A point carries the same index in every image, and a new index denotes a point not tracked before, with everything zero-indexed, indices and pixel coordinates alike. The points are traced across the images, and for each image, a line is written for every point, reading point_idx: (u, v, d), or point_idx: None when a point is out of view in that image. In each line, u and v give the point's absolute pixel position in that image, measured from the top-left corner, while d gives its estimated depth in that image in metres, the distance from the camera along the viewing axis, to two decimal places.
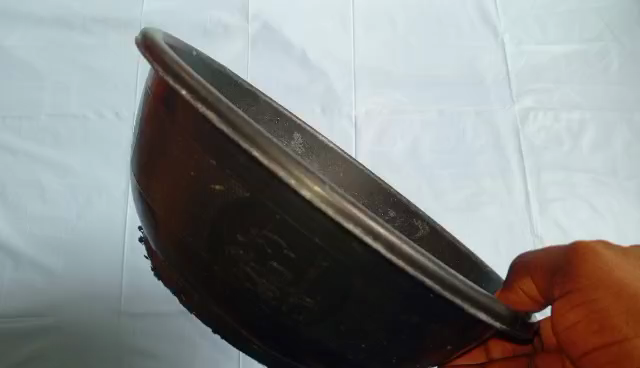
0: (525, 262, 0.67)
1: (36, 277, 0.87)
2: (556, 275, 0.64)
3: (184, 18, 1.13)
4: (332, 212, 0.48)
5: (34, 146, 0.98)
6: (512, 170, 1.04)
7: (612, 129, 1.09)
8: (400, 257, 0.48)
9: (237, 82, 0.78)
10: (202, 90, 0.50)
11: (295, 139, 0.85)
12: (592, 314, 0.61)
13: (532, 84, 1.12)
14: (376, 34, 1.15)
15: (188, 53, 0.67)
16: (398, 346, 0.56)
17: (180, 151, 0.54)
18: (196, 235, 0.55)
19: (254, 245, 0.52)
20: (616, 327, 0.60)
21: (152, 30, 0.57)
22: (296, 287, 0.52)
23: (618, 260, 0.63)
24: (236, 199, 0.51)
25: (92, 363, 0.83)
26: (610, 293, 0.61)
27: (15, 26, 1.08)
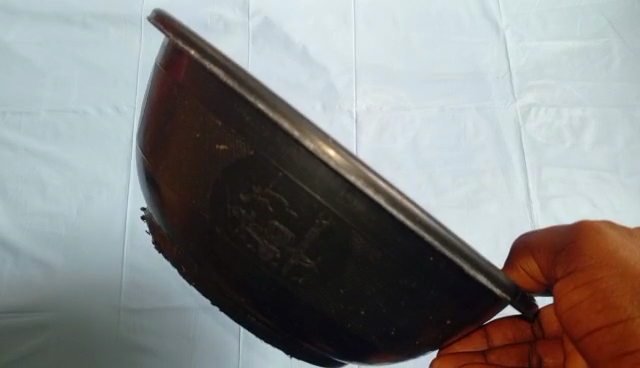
0: (527, 242, 0.68)
1: (36, 273, 0.87)
2: (559, 253, 0.64)
3: (184, 14, 1.13)
4: (336, 164, 0.47)
5: (33, 142, 0.98)
6: (513, 167, 1.03)
7: (614, 125, 1.09)
8: (403, 212, 0.48)
9: None
10: (207, 47, 0.50)
11: None
12: (597, 294, 0.61)
13: (533, 80, 1.12)
14: (376, 30, 1.15)
15: None
16: (400, 317, 0.55)
17: (185, 111, 0.54)
18: (198, 197, 0.55)
19: (256, 203, 0.51)
20: (620, 306, 0.59)
21: None
22: (297, 248, 0.52)
23: (624, 240, 0.63)
24: (238, 157, 0.51)
25: (91, 360, 0.83)
26: (615, 272, 0.61)
27: (14, 23, 1.08)
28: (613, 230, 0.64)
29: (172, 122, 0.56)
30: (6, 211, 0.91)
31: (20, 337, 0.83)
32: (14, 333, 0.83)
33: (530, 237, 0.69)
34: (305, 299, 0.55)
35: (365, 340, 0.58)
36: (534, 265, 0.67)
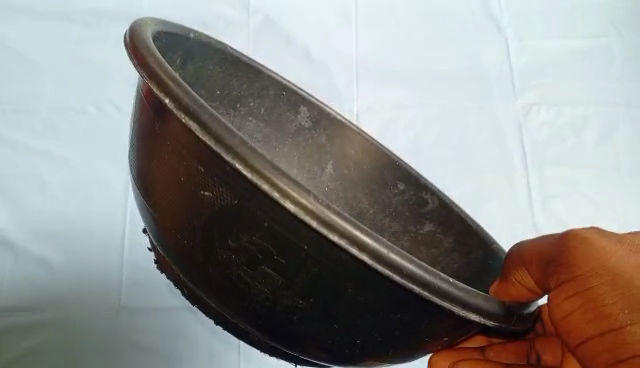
0: (520, 252, 0.63)
1: (36, 272, 0.87)
2: (548, 265, 0.61)
3: (186, 11, 1.12)
4: (317, 224, 0.47)
5: (33, 140, 0.97)
6: (515, 166, 1.03)
7: (616, 125, 1.08)
8: (388, 266, 0.48)
9: (239, 59, 0.78)
10: (185, 98, 0.50)
11: (301, 112, 0.85)
12: (587, 303, 0.58)
13: (536, 79, 1.12)
14: (378, 29, 1.14)
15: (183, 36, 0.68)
16: (392, 340, 0.57)
17: (170, 156, 0.55)
18: (189, 238, 0.56)
19: (245, 250, 0.53)
20: (611, 315, 0.57)
21: (138, 32, 0.57)
22: (287, 290, 0.53)
23: (614, 248, 0.59)
24: (225, 205, 0.52)
25: (89, 357, 0.82)
26: (606, 280, 0.58)
27: (14, 20, 1.07)
28: (606, 239, 0.60)
29: (159, 163, 0.57)
30: (5, 209, 0.90)
31: (20, 338, 0.83)
32: (15, 333, 0.83)
33: (523, 246, 0.64)
34: (300, 333, 0.57)
35: (362, 358, 0.60)
36: (529, 278, 0.62)
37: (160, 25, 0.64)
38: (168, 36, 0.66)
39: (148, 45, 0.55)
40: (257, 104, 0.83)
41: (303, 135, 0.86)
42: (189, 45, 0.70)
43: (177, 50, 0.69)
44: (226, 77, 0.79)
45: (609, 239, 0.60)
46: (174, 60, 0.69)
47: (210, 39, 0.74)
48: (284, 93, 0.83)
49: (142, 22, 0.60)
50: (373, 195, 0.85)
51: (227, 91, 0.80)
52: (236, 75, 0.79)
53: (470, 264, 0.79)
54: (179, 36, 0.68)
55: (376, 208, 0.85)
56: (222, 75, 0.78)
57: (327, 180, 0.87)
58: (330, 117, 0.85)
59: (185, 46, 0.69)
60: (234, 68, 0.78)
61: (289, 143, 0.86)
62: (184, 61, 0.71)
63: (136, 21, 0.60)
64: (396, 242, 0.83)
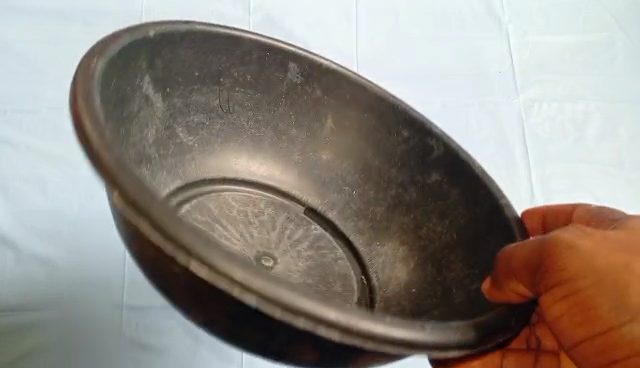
0: (512, 255, 0.53)
1: (37, 271, 0.87)
2: (535, 274, 0.51)
3: (187, 10, 1.12)
4: (290, 318, 0.41)
5: (34, 140, 0.97)
6: (517, 162, 1.03)
7: (618, 120, 1.08)
8: (378, 343, 0.43)
9: (214, 32, 0.64)
10: (131, 190, 0.43)
11: (290, 70, 0.69)
12: (575, 307, 0.51)
13: (538, 74, 1.11)
14: (378, 25, 1.14)
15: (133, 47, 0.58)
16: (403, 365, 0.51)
17: (124, 222, 0.48)
18: (163, 294, 0.51)
19: (219, 316, 0.47)
20: (601, 316, 0.50)
21: (80, 82, 0.50)
22: (273, 340, 0.48)
23: (596, 243, 0.51)
24: (187, 282, 0.45)
25: (91, 354, 0.83)
26: (592, 281, 0.50)
27: (14, 20, 1.07)
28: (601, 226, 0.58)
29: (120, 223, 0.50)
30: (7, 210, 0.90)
31: (21, 337, 0.82)
32: (15, 333, 0.83)
33: (510, 249, 0.53)
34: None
35: None
36: (523, 287, 0.52)
37: (111, 50, 0.55)
38: (121, 54, 0.56)
39: (90, 111, 0.48)
40: (241, 72, 0.68)
41: (296, 93, 0.69)
42: (149, 51, 0.60)
43: (139, 53, 0.59)
44: (200, 55, 0.64)
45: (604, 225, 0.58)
46: (137, 66, 0.59)
47: (176, 28, 0.61)
48: (268, 54, 0.67)
49: (85, 64, 0.52)
50: (373, 144, 0.69)
51: (206, 70, 0.66)
52: (213, 54, 0.65)
53: (484, 213, 0.63)
54: (132, 46, 0.58)
55: (380, 160, 0.69)
56: (196, 57, 0.64)
57: (326, 133, 0.70)
58: (319, 68, 0.69)
59: (146, 47, 0.60)
60: (203, 45, 0.64)
61: (283, 104, 0.70)
62: (152, 61, 0.61)
63: (80, 63, 0.52)
64: (404, 194, 0.68)
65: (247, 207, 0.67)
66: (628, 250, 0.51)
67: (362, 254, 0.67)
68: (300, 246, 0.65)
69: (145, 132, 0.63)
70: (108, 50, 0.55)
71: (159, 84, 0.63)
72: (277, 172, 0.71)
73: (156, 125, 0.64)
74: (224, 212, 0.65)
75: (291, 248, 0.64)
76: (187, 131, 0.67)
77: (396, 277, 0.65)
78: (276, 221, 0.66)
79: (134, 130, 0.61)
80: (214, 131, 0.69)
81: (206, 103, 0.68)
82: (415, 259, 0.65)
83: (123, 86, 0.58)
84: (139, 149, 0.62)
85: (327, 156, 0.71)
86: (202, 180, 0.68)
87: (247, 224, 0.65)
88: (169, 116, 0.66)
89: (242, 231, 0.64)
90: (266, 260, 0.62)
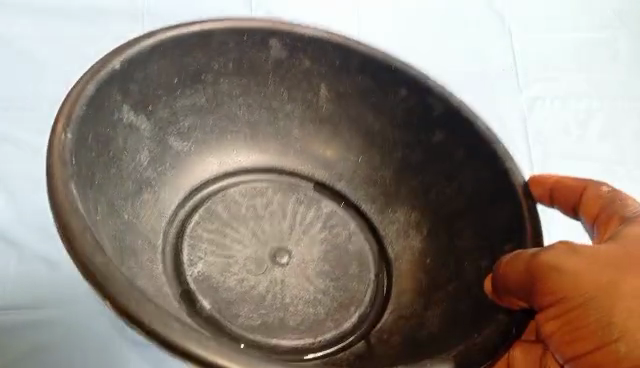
0: (515, 263, 0.54)
1: (41, 270, 0.87)
2: (533, 286, 0.53)
3: (190, 6, 1.12)
4: None
5: (35, 137, 0.97)
6: (520, 159, 1.02)
7: (620, 118, 1.08)
8: None
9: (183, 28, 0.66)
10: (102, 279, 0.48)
11: (273, 48, 0.71)
12: (572, 320, 0.52)
13: (540, 71, 1.11)
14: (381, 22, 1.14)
15: (101, 99, 0.60)
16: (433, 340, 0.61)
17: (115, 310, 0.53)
18: None
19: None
20: (596, 332, 0.51)
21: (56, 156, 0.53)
22: None
23: (592, 261, 0.53)
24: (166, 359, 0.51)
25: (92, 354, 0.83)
26: (578, 299, 0.52)
27: (16, 16, 1.07)
28: (613, 218, 0.61)
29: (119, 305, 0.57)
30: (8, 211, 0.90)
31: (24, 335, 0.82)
32: (17, 331, 0.83)
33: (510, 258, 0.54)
34: None
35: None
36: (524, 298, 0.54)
37: (82, 106, 0.57)
38: (93, 107, 0.59)
39: (65, 180, 0.53)
40: (221, 62, 0.70)
41: (286, 66, 0.72)
42: (116, 82, 0.61)
43: (112, 91, 0.61)
44: (175, 61, 0.67)
45: (615, 219, 0.61)
46: (112, 103, 0.62)
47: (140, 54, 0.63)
48: (246, 38, 0.69)
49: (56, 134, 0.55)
50: (371, 105, 0.73)
51: (183, 66, 0.68)
52: (187, 58, 0.67)
53: (489, 178, 0.66)
54: (103, 90, 0.60)
55: (383, 120, 0.73)
56: (168, 69, 0.67)
57: (323, 103, 0.74)
58: (300, 38, 0.70)
59: (116, 81, 0.62)
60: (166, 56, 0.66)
61: (272, 83, 0.73)
62: (125, 89, 0.63)
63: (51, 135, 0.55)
64: (410, 155, 0.73)
65: (257, 197, 0.73)
66: (615, 265, 0.52)
67: (375, 222, 0.74)
68: (313, 229, 0.71)
69: (138, 157, 0.67)
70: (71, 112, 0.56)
71: (138, 106, 0.66)
72: (278, 154, 0.76)
73: (147, 145, 0.68)
74: (231, 213, 0.71)
75: (298, 235, 0.70)
76: (179, 138, 0.71)
77: (409, 246, 0.71)
78: (286, 208, 0.72)
79: (125, 159, 0.65)
80: (207, 128, 0.73)
81: (191, 104, 0.71)
82: (428, 223, 0.71)
83: (102, 126, 0.61)
84: (135, 176, 0.66)
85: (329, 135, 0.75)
86: (206, 179, 0.73)
87: (258, 218, 0.71)
88: (158, 133, 0.69)
89: (254, 228, 0.70)
90: (280, 254, 0.68)
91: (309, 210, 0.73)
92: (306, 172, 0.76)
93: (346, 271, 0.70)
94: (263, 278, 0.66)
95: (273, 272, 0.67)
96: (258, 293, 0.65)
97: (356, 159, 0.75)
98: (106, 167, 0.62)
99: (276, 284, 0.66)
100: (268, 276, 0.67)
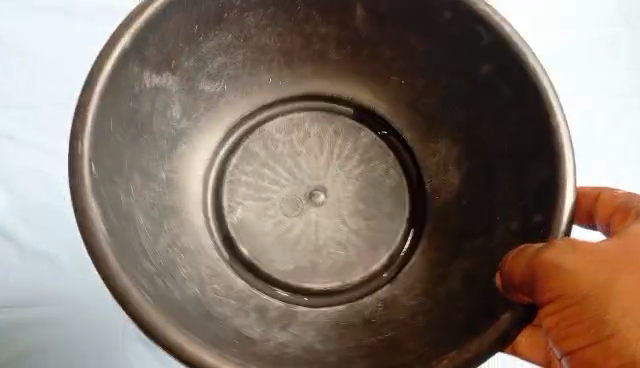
0: (513, 258, 0.50)
1: (46, 272, 0.71)
2: (529, 283, 0.48)
3: None
4: None
5: None
6: None
7: None
8: None
9: None
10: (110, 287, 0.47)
11: None
12: (569, 318, 0.47)
13: None
14: None
15: (123, 70, 0.54)
16: (423, 293, 0.60)
17: None
18: None
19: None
20: (592, 327, 0.46)
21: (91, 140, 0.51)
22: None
23: (588, 254, 0.47)
24: None
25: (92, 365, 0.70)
26: (577, 296, 0.47)
27: None
28: (618, 212, 0.55)
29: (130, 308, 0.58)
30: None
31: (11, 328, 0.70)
32: (18, 327, 0.70)
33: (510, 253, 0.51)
34: None
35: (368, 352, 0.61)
36: (525, 295, 0.49)
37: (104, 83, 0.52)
38: (113, 81, 0.53)
39: (94, 177, 0.50)
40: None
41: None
42: (134, 54, 0.55)
43: (130, 59, 0.55)
44: (193, 8, 0.58)
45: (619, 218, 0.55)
46: (133, 67, 0.55)
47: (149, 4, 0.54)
48: None
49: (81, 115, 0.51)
50: (423, 33, 0.63)
51: (186, 5, 0.57)
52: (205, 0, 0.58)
53: (535, 132, 0.56)
54: (125, 54, 0.54)
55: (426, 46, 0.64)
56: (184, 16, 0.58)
57: (359, 25, 0.65)
58: None
59: (132, 49, 0.55)
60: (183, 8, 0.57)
61: (301, 9, 0.63)
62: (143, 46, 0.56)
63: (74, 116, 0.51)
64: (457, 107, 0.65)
65: (293, 130, 0.70)
66: (610, 261, 0.47)
67: (415, 151, 0.70)
68: (350, 164, 0.69)
69: (169, 112, 0.61)
70: (90, 100, 0.51)
71: (164, 64, 0.59)
72: (310, 74, 0.70)
73: (177, 97, 0.62)
74: (270, 153, 0.68)
75: (337, 167, 0.68)
76: (210, 81, 0.65)
77: (449, 183, 0.66)
78: (324, 142, 0.69)
79: (153, 124, 0.60)
80: (245, 60, 0.66)
81: (222, 42, 0.63)
82: (467, 160, 0.65)
83: (130, 102, 0.56)
84: (167, 132, 0.61)
85: (360, 79, 0.70)
86: (240, 119, 0.69)
87: (295, 156, 0.68)
88: (188, 80, 0.63)
89: (290, 166, 0.68)
90: (317, 191, 0.67)
91: (347, 146, 0.70)
92: (345, 100, 0.71)
93: (381, 210, 0.67)
94: (298, 220, 0.65)
95: (309, 212, 0.66)
96: (292, 235, 0.64)
97: (385, 101, 0.70)
98: (135, 136, 0.57)
99: (309, 225, 0.65)
100: (303, 217, 0.66)
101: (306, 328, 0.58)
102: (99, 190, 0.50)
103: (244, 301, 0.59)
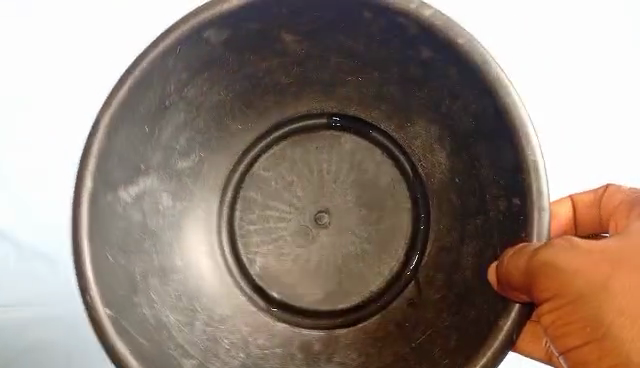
0: (510, 257, 0.52)
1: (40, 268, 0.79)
2: (526, 283, 0.50)
3: None
4: None
5: None
6: None
7: None
8: None
9: (129, 81, 0.57)
10: None
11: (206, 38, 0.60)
12: (565, 317, 0.49)
13: None
14: None
15: (99, 205, 0.58)
16: (443, 284, 0.62)
17: None
18: None
19: None
20: (587, 327, 0.47)
21: (101, 284, 0.56)
22: None
23: (582, 254, 0.49)
24: None
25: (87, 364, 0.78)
26: (571, 295, 0.48)
27: None
28: (621, 210, 0.52)
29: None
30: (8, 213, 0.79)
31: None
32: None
33: (509, 253, 0.53)
34: None
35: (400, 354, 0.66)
36: (522, 294, 0.51)
37: (90, 229, 0.57)
38: (98, 220, 0.58)
39: (112, 317, 0.55)
40: (164, 83, 0.61)
41: (231, 42, 0.62)
42: (101, 188, 0.58)
43: (103, 192, 0.59)
44: (134, 115, 0.60)
45: (622, 214, 0.52)
46: (108, 195, 0.60)
47: (95, 138, 0.57)
48: (180, 49, 0.59)
49: (82, 267, 0.56)
50: (353, 36, 0.61)
51: (132, 115, 0.60)
52: (141, 103, 0.60)
53: (492, 109, 0.54)
54: (96, 193, 0.58)
55: (362, 44, 0.62)
56: (130, 125, 0.60)
57: (295, 47, 0.64)
58: (227, 15, 0.58)
59: (99, 185, 0.58)
60: (122, 125, 0.59)
61: (233, 58, 0.64)
62: (107, 175, 0.59)
63: (77, 268, 0.56)
64: (417, 92, 0.64)
65: (280, 164, 0.71)
66: (605, 260, 0.48)
67: (397, 138, 0.69)
68: (342, 174, 0.70)
69: (160, 205, 0.66)
70: (82, 248, 0.56)
71: (132, 171, 0.63)
72: (272, 104, 0.70)
73: (161, 188, 0.66)
74: (266, 194, 0.71)
75: (331, 183, 0.70)
76: (183, 157, 0.68)
77: (438, 164, 0.66)
78: (310, 163, 0.71)
79: (149, 226, 0.65)
80: (205, 122, 0.68)
81: (179, 122, 0.66)
82: (448, 138, 0.64)
83: (117, 225, 0.61)
84: (167, 222, 0.66)
85: (319, 92, 0.69)
86: (229, 172, 0.72)
87: (289, 186, 0.70)
88: (164, 167, 0.66)
89: (289, 198, 0.70)
90: (321, 214, 0.69)
91: (332, 157, 0.70)
92: (318, 114, 0.71)
93: (385, 207, 0.69)
94: (313, 248, 0.69)
95: (321, 236, 0.69)
96: (313, 263, 0.68)
97: (354, 103, 0.69)
98: (139, 247, 0.63)
99: (324, 248, 0.68)
100: (317, 243, 0.69)
101: (348, 352, 0.63)
102: (123, 322, 0.56)
103: (289, 343, 0.65)
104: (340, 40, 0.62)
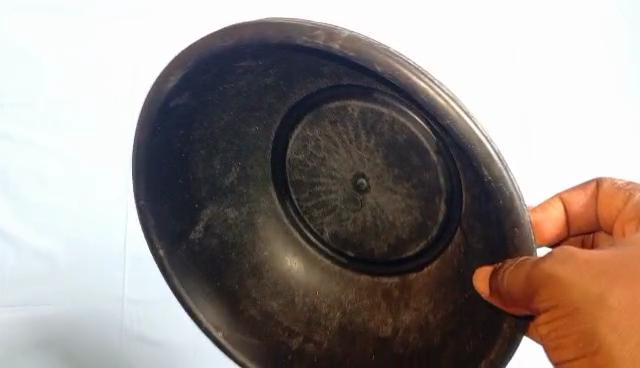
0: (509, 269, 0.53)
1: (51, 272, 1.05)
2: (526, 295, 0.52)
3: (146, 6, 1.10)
4: None
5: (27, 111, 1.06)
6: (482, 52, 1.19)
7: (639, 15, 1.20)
8: None
9: (146, 161, 0.69)
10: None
11: (176, 102, 0.64)
12: (564, 328, 0.51)
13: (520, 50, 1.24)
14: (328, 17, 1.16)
15: (175, 258, 0.74)
16: (483, 238, 0.61)
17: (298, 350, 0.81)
18: None
19: None
20: (584, 341, 0.50)
21: (205, 310, 0.75)
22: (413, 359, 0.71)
23: (580, 270, 0.51)
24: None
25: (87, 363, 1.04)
26: (569, 310, 0.50)
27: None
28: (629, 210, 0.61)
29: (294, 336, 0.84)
30: (7, 215, 1.04)
31: (58, 342, 1.03)
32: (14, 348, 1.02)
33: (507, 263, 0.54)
34: None
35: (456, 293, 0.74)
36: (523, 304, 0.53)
37: (179, 277, 0.75)
38: (184, 264, 0.75)
39: (225, 335, 0.74)
40: (175, 142, 0.69)
41: (200, 90, 0.64)
42: (171, 245, 0.74)
43: (175, 245, 0.74)
44: (160, 179, 0.71)
45: None
46: (180, 243, 0.74)
47: (146, 220, 0.72)
48: (159, 129, 0.67)
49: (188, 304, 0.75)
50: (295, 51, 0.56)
51: (161, 184, 0.71)
52: (160, 169, 0.70)
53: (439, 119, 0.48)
54: (170, 253, 0.74)
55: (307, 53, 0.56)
56: (162, 189, 0.71)
57: (255, 64, 0.62)
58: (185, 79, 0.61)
59: (168, 244, 0.74)
60: (158, 197, 0.72)
61: (213, 95, 0.66)
62: (172, 232, 0.74)
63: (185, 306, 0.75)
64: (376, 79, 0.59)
65: (307, 146, 0.72)
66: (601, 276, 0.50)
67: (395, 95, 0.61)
68: (364, 141, 0.67)
69: (228, 219, 0.76)
70: (180, 292, 0.75)
71: (192, 213, 0.74)
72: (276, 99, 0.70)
73: (224, 206, 0.76)
74: (308, 173, 0.73)
75: (357, 151, 0.68)
76: (227, 175, 0.75)
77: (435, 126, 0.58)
78: (330, 135, 0.70)
79: (229, 240, 0.77)
80: (226, 145, 0.73)
81: (204, 154, 0.72)
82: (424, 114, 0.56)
83: (202, 257, 0.76)
84: (242, 229, 0.78)
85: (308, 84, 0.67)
86: (272, 164, 0.77)
87: (324, 162, 0.71)
88: (214, 192, 0.75)
89: (329, 171, 0.71)
90: (360, 181, 0.69)
91: (346, 124, 0.68)
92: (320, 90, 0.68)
93: (413, 163, 0.65)
94: (365, 211, 0.71)
95: (367, 199, 0.70)
96: (370, 224, 0.71)
97: (342, 76, 0.63)
98: (229, 262, 0.76)
99: (375, 210, 0.70)
100: (366, 205, 0.70)
101: (420, 297, 0.72)
102: (234, 332, 0.75)
103: (373, 294, 0.76)
104: (288, 53, 0.58)
